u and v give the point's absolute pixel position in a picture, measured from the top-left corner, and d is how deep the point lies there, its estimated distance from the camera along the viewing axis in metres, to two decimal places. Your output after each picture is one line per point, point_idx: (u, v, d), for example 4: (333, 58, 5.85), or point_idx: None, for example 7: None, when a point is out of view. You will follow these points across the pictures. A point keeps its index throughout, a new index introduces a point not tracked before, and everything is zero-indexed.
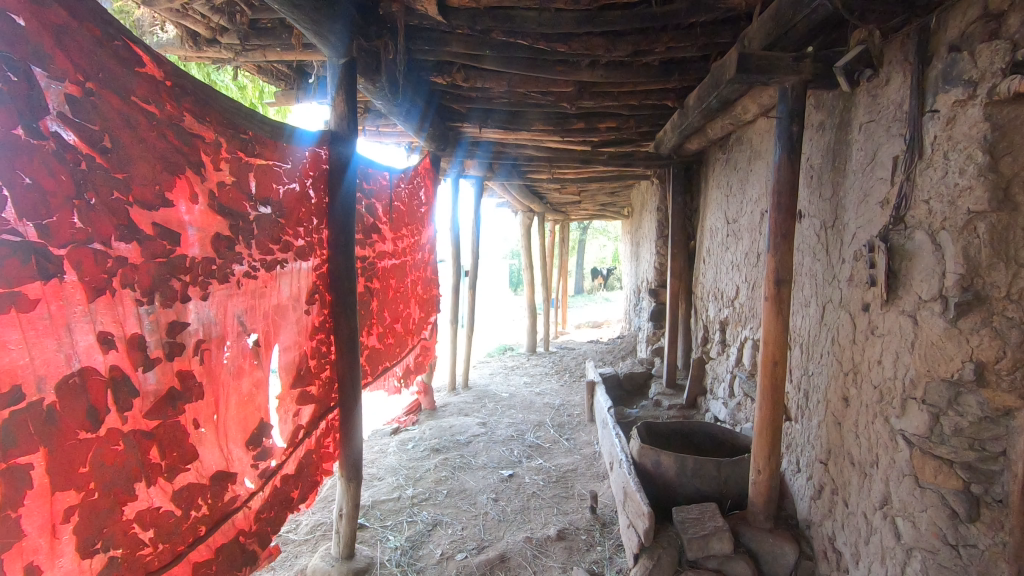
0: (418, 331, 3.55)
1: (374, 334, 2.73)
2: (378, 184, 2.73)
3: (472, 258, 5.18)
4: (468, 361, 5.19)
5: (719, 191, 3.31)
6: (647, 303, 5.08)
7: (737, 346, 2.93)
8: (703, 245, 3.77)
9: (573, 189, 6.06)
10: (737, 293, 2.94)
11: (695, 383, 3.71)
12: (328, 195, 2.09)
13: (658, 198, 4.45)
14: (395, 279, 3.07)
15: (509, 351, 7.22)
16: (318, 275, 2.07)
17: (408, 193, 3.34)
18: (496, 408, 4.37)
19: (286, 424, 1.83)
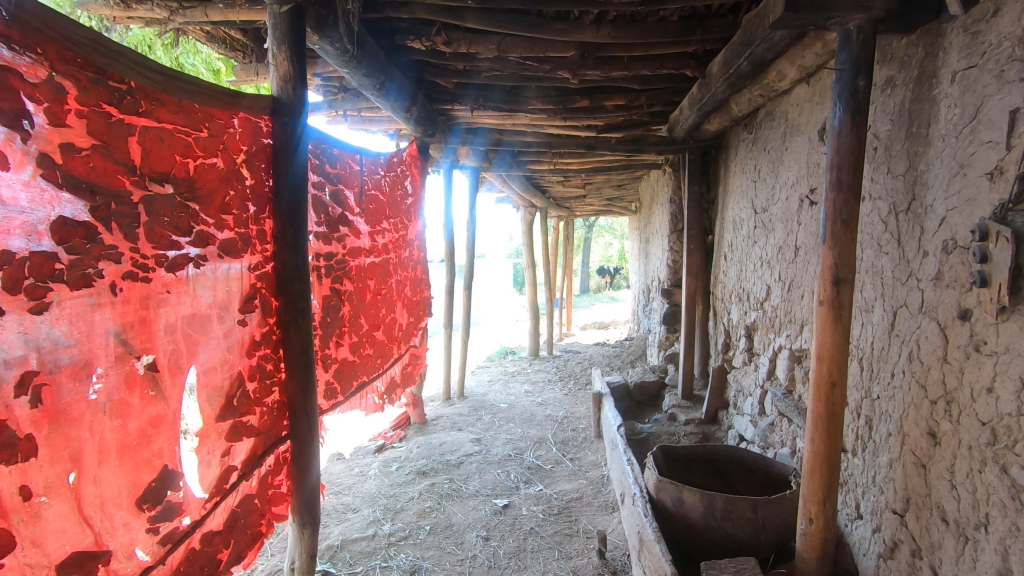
0: (406, 338, 3.13)
1: (347, 345, 2.33)
2: (348, 168, 2.32)
3: (468, 257, 4.76)
4: (464, 368, 4.77)
5: (744, 177, 2.89)
6: (659, 304, 4.66)
7: (768, 357, 2.51)
8: (724, 239, 3.35)
9: (577, 182, 5.63)
10: (769, 294, 2.52)
11: (716, 395, 3.30)
12: (271, 177, 1.69)
13: (671, 189, 4.02)
14: (374, 280, 2.64)
15: (510, 356, 6.83)
16: (260, 277, 1.67)
17: (390, 183, 2.94)
18: (493, 421, 3.97)
19: (211, 468, 1.43)
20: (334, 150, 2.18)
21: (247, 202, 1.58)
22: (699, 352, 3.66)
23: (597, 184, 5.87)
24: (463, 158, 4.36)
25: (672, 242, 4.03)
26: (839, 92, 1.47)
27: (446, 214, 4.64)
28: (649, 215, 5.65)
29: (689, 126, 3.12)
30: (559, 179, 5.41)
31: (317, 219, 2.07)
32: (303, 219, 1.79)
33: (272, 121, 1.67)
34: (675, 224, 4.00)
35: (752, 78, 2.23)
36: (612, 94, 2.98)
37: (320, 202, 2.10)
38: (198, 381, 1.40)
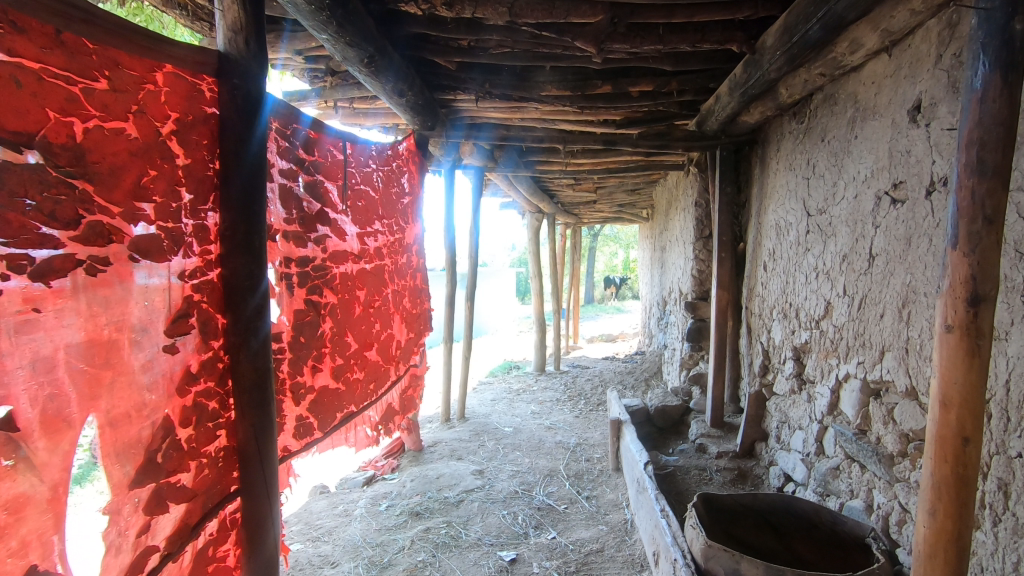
0: (406, 357, 2.59)
1: (326, 370, 1.83)
2: (329, 155, 1.93)
3: (471, 266, 4.37)
4: (465, 386, 4.36)
5: (790, 175, 2.51)
6: (679, 319, 4.26)
7: (828, 387, 2.10)
8: (761, 247, 2.95)
9: (589, 185, 5.25)
10: (829, 311, 2.12)
11: (752, 425, 2.90)
12: (217, 157, 1.30)
13: (697, 191, 3.63)
14: (364, 291, 2.10)
15: (515, 371, 6.42)
16: (203, 287, 1.28)
17: (383, 178, 2.55)
18: (498, 448, 3.56)
19: (121, 555, 1.04)
20: (310, 132, 1.80)
21: (180, 188, 1.19)
22: (728, 376, 3.30)
23: (609, 188, 5.49)
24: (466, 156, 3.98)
25: (698, 250, 3.63)
26: (983, 40, 1.08)
27: (447, 218, 4.24)
28: (665, 222, 5.26)
29: (724, 116, 2.74)
30: (569, 182, 5.03)
31: (288, 215, 1.66)
32: (262, 213, 1.41)
33: (219, 84, 1.29)
34: (701, 230, 3.61)
35: (816, 51, 1.85)
36: (638, 78, 2.60)
37: (297, 195, 1.71)
38: (104, 438, 1.00)
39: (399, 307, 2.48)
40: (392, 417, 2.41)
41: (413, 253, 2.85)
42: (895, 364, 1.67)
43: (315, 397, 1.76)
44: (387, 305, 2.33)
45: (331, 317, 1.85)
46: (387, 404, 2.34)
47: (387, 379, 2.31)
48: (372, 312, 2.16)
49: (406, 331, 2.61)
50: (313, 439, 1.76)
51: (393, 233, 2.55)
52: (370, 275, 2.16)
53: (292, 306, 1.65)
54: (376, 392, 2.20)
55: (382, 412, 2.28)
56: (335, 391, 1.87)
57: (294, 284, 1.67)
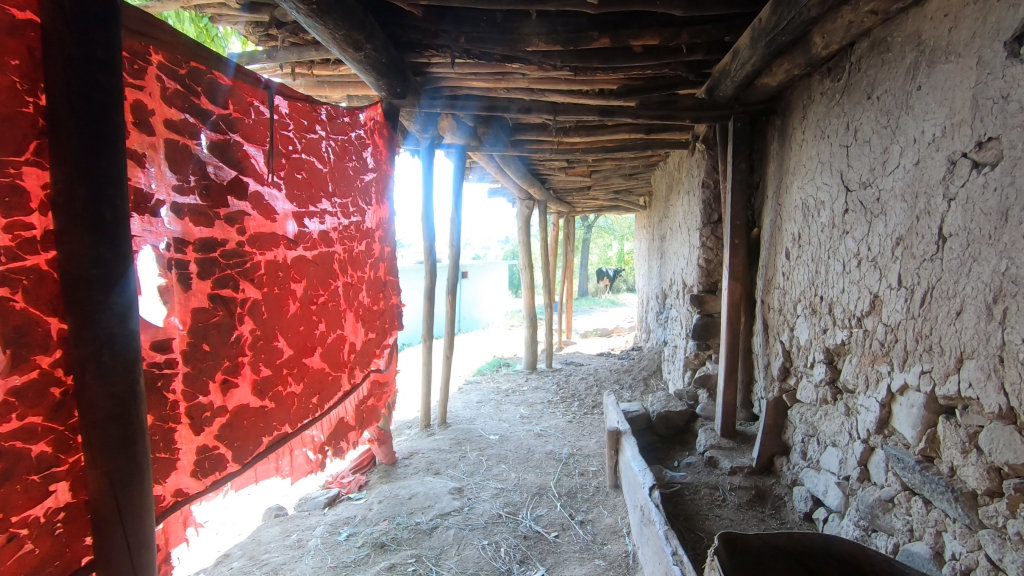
0: (365, 362, 2.19)
1: (247, 386, 1.42)
2: (249, 111, 1.50)
3: (452, 256, 3.94)
4: (446, 389, 3.96)
5: (820, 145, 2.12)
6: (682, 313, 3.87)
7: (876, 399, 1.72)
8: (780, 232, 2.56)
9: (583, 169, 4.85)
10: (877, 306, 1.73)
11: (770, 437, 2.52)
12: (38, 89, 0.90)
13: (704, 171, 3.23)
14: (305, 283, 1.70)
15: (504, 369, 6.02)
16: (18, 276, 0.88)
17: (337, 150, 2.13)
18: (480, 460, 3.16)
19: None
20: (220, 77, 1.38)
21: None
22: (742, 379, 2.92)
23: (604, 172, 5.08)
24: (446, 133, 3.56)
25: (705, 238, 3.24)
26: None
27: (425, 202, 3.82)
28: (665, 210, 4.86)
29: (742, 78, 2.34)
30: (561, 163, 4.61)
31: (185, 181, 1.25)
32: (123, 172, 0.99)
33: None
34: (708, 215, 3.22)
35: None
36: (642, 30, 2.19)
37: (198, 156, 1.29)
38: None
39: (353, 303, 2.07)
40: (346, 435, 2.01)
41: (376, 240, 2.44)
42: (981, 376, 1.29)
43: (227, 421, 1.35)
44: (337, 301, 1.92)
45: (252, 318, 1.44)
46: (338, 420, 1.94)
47: (336, 391, 1.91)
48: (314, 309, 1.75)
49: (365, 332, 2.20)
50: (224, 476, 1.35)
51: (347, 215, 2.13)
52: (311, 265, 1.75)
53: (189, 304, 1.24)
54: (320, 407, 1.80)
55: (331, 431, 1.87)
56: (258, 410, 1.47)
57: (192, 274, 1.25)
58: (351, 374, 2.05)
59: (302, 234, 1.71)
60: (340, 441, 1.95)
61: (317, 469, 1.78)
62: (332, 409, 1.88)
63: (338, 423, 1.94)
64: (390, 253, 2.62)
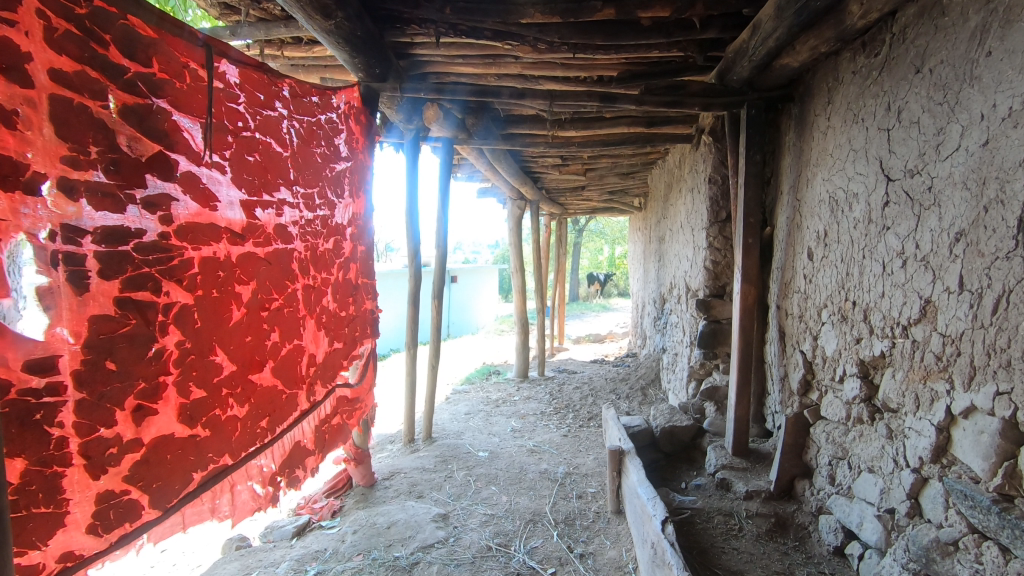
0: (331, 377, 1.91)
1: (170, 413, 1.13)
2: (183, 74, 1.23)
3: (438, 258, 3.66)
4: (431, 401, 3.67)
5: (851, 131, 1.88)
6: (685, 319, 3.62)
7: (930, 422, 1.47)
8: (800, 230, 2.31)
9: (577, 166, 4.60)
10: (931, 313, 1.48)
11: (790, 458, 2.27)
12: None
13: (711, 166, 2.99)
14: (254, 285, 1.43)
15: (494, 377, 5.74)
16: None
17: (303, 133, 1.86)
18: (468, 481, 2.87)
19: None
20: (140, 25, 1.10)
21: None
22: (756, 393, 2.67)
23: (599, 171, 4.83)
24: (432, 124, 3.30)
25: (712, 238, 2.99)
26: None
27: (410, 200, 3.53)
28: (664, 210, 4.62)
29: (761, 58, 2.10)
30: (555, 159, 4.36)
31: (85, 152, 0.97)
32: None
33: None
34: (716, 213, 2.97)
35: None
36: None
37: (104, 122, 1.00)
38: None
39: (316, 308, 1.78)
40: (304, 461, 1.72)
41: (349, 237, 2.16)
42: None
43: (140, 458, 1.07)
44: (296, 306, 1.64)
45: (179, 327, 1.15)
46: (296, 444, 1.65)
47: (293, 410, 1.63)
48: (264, 316, 1.46)
49: (331, 341, 1.91)
50: (135, 529, 1.06)
51: (312, 207, 1.85)
52: (263, 263, 1.47)
53: (84, 311, 0.95)
54: (272, 431, 1.51)
55: (285, 458, 1.59)
56: (186, 442, 1.18)
57: (91, 272, 0.97)
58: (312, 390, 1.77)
59: (250, 226, 1.43)
60: (297, 469, 1.66)
61: (263, 505, 1.49)
62: (288, 432, 1.60)
63: (296, 447, 1.65)
64: (365, 253, 2.34)
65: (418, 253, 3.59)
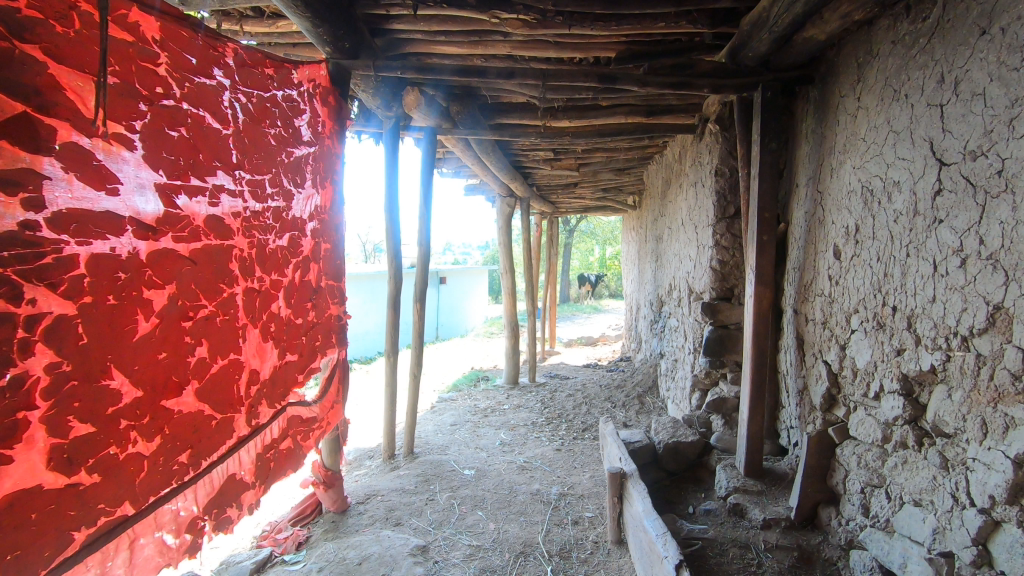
0: (281, 395, 1.64)
1: (33, 458, 0.85)
2: (70, 17, 0.95)
3: (421, 258, 3.37)
4: (413, 415, 3.38)
5: (891, 110, 1.63)
6: (686, 324, 3.36)
7: (1004, 455, 1.22)
8: (823, 226, 2.06)
9: (570, 160, 4.33)
10: (1006, 321, 1.23)
11: (813, 482, 2.01)
12: None
13: (718, 157, 2.74)
14: (168, 288, 1.15)
15: (482, 384, 5.45)
16: None
17: (253, 110, 1.58)
18: (452, 504, 2.59)
19: None
20: None
21: None
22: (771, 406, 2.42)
23: (593, 166, 4.57)
24: (413, 112, 3.02)
25: (718, 235, 2.74)
26: None
27: (387, 195, 3.23)
28: (662, 207, 4.37)
29: (783, 29, 1.84)
30: (546, 152, 4.09)
31: None
32: None
33: None
34: (722, 209, 2.72)
35: None
36: None
37: None
38: None
39: (260, 315, 1.50)
40: (239, 497, 1.44)
41: (309, 234, 1.87)
42: None
43: None
44: (230, 314, 1.36)
45: (51, 346, 0.88)
46: (228, 478, 1.37)
47: (225, 440, 1.34)
48: (182, 326, 1.19)
49: (281, 353, 1.63)
50: None
51: (261, 197, 1.57)
52: (184, 261, 1.20)
53: None
54: (193, 467, 1.23)
55: (211, 497, 1.31)
56: (60, 495, 0.90)
57: None
58: (253, 414, 1.48)
59: (168, 216, 1.16)
60: (228, 508, 1.38)
61: (177, 558, 1.20)
62: (217, 465, 1.31)
63: (228, 482, 1.37)
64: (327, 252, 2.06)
65: (398, 253, 3.30)
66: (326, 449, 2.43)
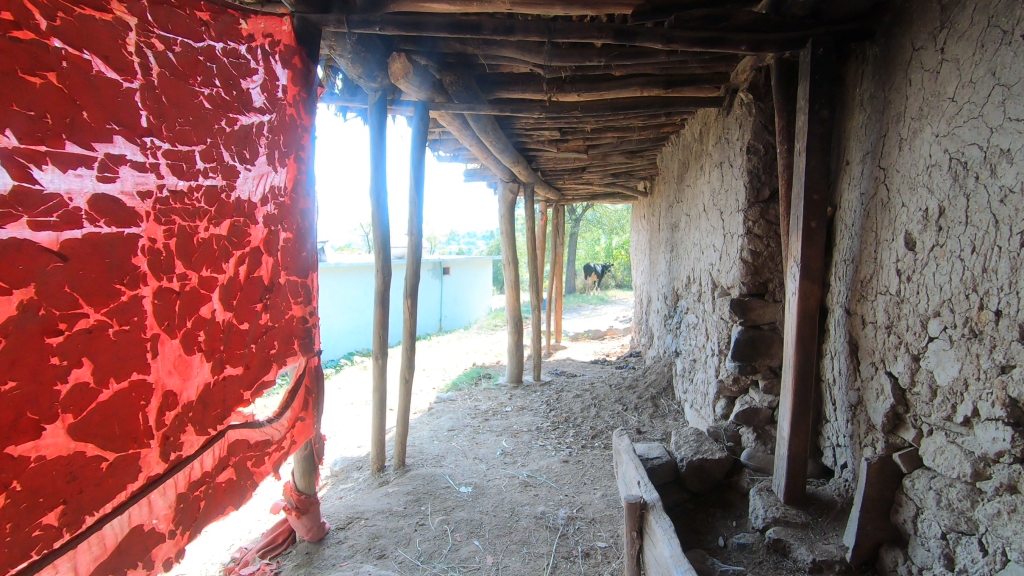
0: (217, 418, 1.43)
1: None
2: None
3: (411, 249, 3.00)
4: (403, 425, 3.03)
5: (997, 57, 1.28)
6: (709, 321, 3.01)
7: None
8: (886, 210, 1.70)
9: (579, 140, 3.96)
10: None
11: (876, 519, 1.67)
12: None
13: (751, 131, 2.37)
14: (32, 303, 0.90)
15: (483, 384, 5.13)
16: None
17: (174, 63, 1.26)
18: (444, 531, 2.27)
19: None
20: None
21: None
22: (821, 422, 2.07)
23: (603, 147, 4.20)
24: (399, 82, 2.67)
25: (751, 222, 2.37)
26: None
27: (372, 176, 2.88)
28: (679, 192, 4.00)
29: None
30: (551, 132, 3.73)
31: None
32: None
33: None
34: (755, 191, 2.36)
35: None
36: None
37: None
38: None
39: (184, 321, 1.30)
40: (151, 552, 1.20)
41: (252, 216, 1.57)
42: None
43: None
44: (132, 320, 1.14)
45: None
46: (131, 532, 1.14)
47: (119, 490, 1.11)
48: (45, 345, 0.93)
49: (215, 367, 1.41)
50: None
51: (186, 174, 1.30)
52: (56, 264, 0.95)
53: None
54: (67, 530, 0.99)
55: (102, 561, 1.07)
56: None
57: None
58: (175, 445, 1.25)
59: (23, 193, 0.89)
60: (131, 568, 1.15)
61: None
62: (112, 519, 1.08)
63: (132, 537, 1.14)
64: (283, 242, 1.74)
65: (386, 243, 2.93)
66: (298, 470, 2.12)
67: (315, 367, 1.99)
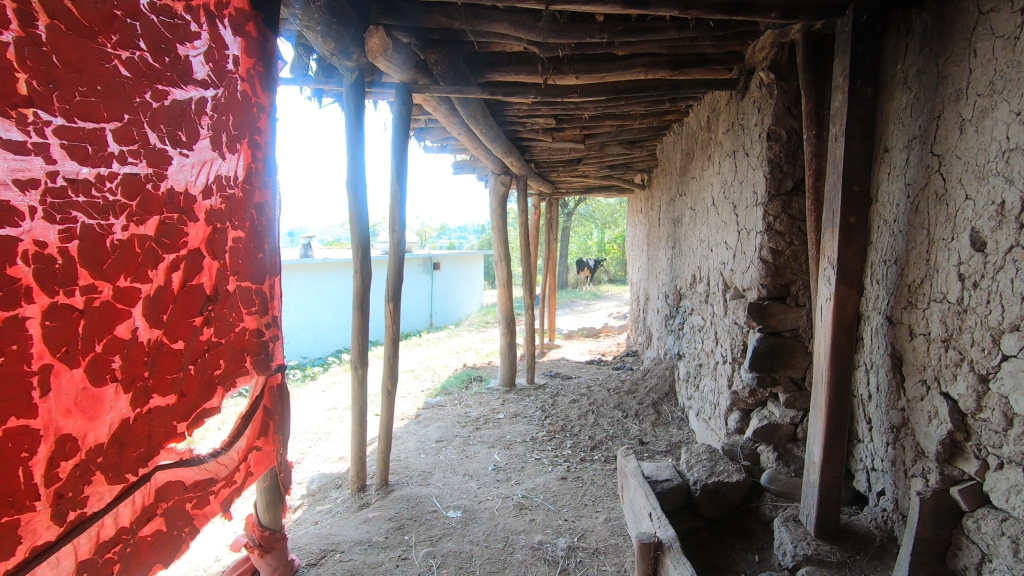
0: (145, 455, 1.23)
1: None
2: None
3: (395, 250, 2.71)
4: (387, 443, 2.74)
5: None
6: (719, 325, 2.77)
7: None
8: (942, 204, 1.47)
9: (575, 128, 3.70)
10: None
11: (930, 563, 1.45)
12: None
13: (772, 115, 2.11)
14: None
15: (474, 388, 4.87)
16: None
17: (75, 16, 0.99)
18: (430, 567, 2.02)
19: None
20: None
21: None
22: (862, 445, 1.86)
23: (601, 137, 3.94)
24: (378, 60, 2.38)
25: (771, 217, 2.12)
26: None
27: (350, 166, 2.60)
28: (683, 185, 3.74)
29: None
30: (546, 119, 3.46)
31: None
32: None
33: None
34: (775, 182, 2.12)
35: None
36: None
37: None
38: None
39: (92, 345, 1.07)
40: None
41: (184, 211, 1.30)
42: None
43: None
44: (9, 349, 0.91)
45: None
46: None
47: None
48: None
49: (137, 398, 1.19)
50: None
51: (90, 158, 1.04)
52: None
53: None
54: None
55: None
56: None
57: None
58: (75, 500, 1.06)
59: None
60: None
61: None
62: None
63: None
64: (227, 242, 1.48)
65: (366, 243, 2.64)
66: (262, 502, 1.84)
67: (277, 385, 1.76)
